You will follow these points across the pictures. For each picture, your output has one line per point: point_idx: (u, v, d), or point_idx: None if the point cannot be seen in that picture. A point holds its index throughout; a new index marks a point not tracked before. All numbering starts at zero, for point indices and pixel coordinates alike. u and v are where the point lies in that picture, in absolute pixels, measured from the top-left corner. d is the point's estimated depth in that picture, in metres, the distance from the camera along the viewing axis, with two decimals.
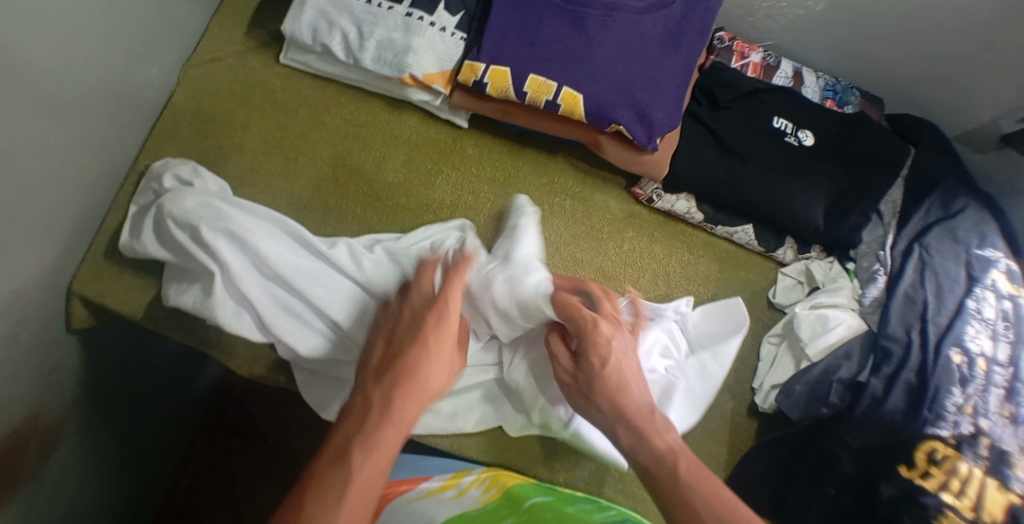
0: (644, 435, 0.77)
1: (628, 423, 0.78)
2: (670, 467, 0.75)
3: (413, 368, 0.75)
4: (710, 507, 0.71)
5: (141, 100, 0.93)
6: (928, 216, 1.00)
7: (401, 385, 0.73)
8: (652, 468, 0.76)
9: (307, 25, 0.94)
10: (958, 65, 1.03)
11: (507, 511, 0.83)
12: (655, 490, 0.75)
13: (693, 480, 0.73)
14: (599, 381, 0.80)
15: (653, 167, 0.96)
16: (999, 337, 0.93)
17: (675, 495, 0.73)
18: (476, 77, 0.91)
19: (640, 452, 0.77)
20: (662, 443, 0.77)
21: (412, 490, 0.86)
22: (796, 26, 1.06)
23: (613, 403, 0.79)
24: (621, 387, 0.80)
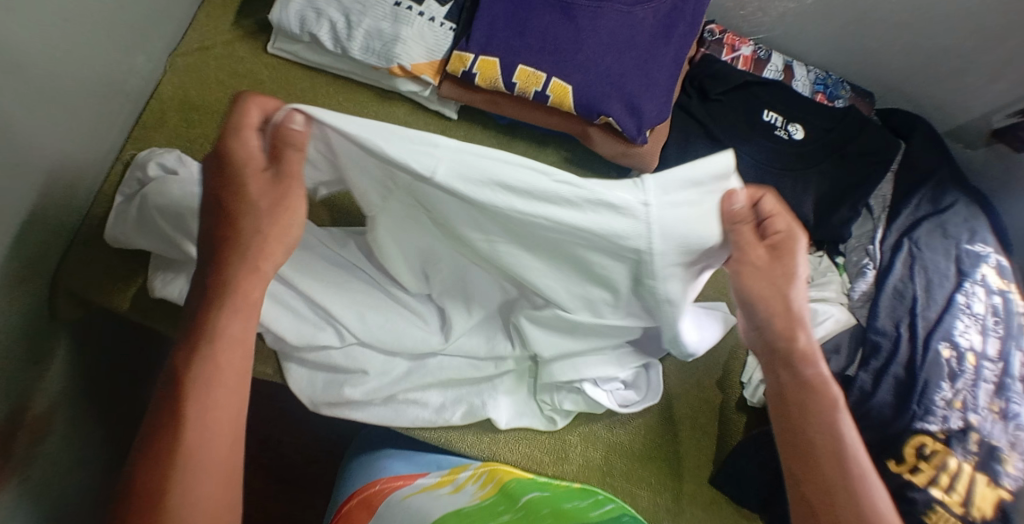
0: (807, 355, 0.75)
1: (803, 330, 0.75)
2: (821, 397, 0.74)
3: (235, 226, 0.68)
4: (850, 445, 0.73)
5: (128, 90, 0.92)
6: (918, 212, 0.99)
7: (234, 252, 0.68)
8: (808, 387, 0.74)
9: (295, 14, 0.93)
10: (948, 59, 1.03)
11: (503, 507, 0.84)
12: (794, 410, 0.74)
13: (827, 410, 0.74)
14: (783, 287, 0.74)
15: (642, 160, 0.96)
16: (988, 333, 0.92)
17: (812, 421, 0.74)
18: (465, 67, 0.90)
19: (805, 368, 0.75)
20: (821, 370, 0.75)
21: (408, 486, 0.87)
22: (786, 19, 1.06)
23: (779, 312, 0.74)
24: (789, 298, 0.74)
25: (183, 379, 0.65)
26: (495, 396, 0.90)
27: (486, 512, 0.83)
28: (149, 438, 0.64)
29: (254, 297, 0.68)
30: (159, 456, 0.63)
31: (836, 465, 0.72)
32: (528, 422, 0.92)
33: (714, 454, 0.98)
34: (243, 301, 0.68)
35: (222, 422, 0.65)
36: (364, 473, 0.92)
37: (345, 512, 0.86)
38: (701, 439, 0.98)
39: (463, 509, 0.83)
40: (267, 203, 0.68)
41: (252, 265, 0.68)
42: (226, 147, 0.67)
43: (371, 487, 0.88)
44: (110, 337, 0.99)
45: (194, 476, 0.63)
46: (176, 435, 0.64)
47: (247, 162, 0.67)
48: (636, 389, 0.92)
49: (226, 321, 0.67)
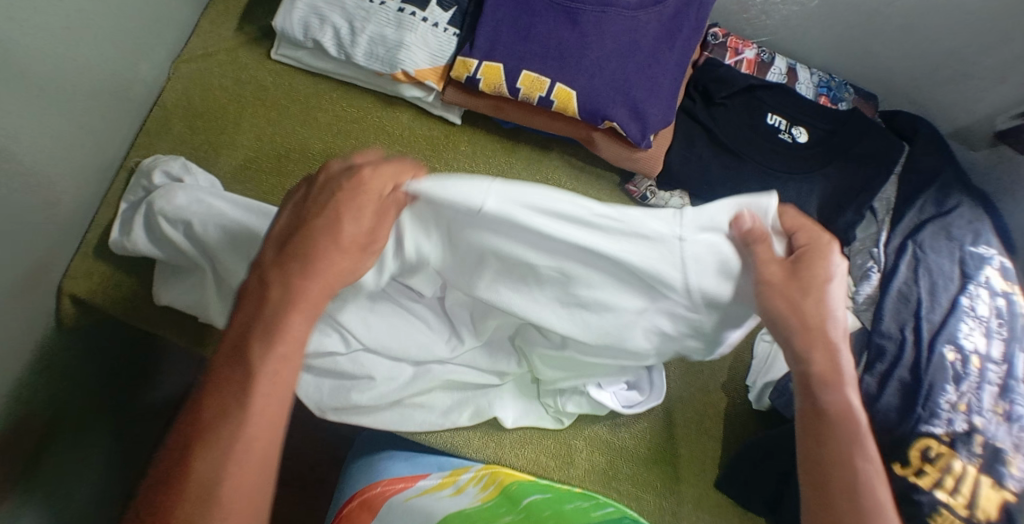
0: (838, 381, 0.72)
1: (828, 352, 0.72)
2: (846, 425, 0.71)
3: (308, 250, 0.67)
4: (871, 482, 0.68)
5: (131, 97, 0.92)
6: (922, 214, 1.00)
7: (289, 268, 0.66)
8: (833, 414, 0.71)
9: (299, 21, 0.93)
10: (951, 60, 1.03)
11: (504, 509, 0.83)
12: (810, 436, 0.71)
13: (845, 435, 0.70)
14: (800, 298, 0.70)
15: (647, 164, 0.96)
16: (992, 335, 0.92)
17: (833, 450, 0.70)
18: (468, 73, 0.90)
19: (825, 394, 0.72)
20: (846, 399, 0.72)
21: (409, 488, 0.86)
22: (789, 22, 1.06)
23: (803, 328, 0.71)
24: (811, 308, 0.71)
25: (235, 372, 0.64)
26: (500, 397, 0.91)
27: (488, 513, 0.81)
28: (208, 410, 0.64)
29: (321, 306, 0.67)
30: (206, 433, 0.62)
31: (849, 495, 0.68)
32: (534, 421, 0.93)
33: (719, 457, 0.98)
34: (305, 302, 0.66)
35: (272, 415, 0.64)
36: (365, 475, 0.92)
37: (345, 515, 0.86)
38: (706, 442, 0.98)
39: (464, 511, 0.81)
40: (355, 235, 0.68)
41: (314, 276, 0.66)
42: (342, 178, 0.68)
43: (372, 489, 0.87)
44: (114, 344, 0.98)
45: (231, 459, 0.62)
46: (230, 424, 0.63)
47: (353, 202, 0.67)
48: (640, 389, 0.94)
49: (278, 332, 0.65)
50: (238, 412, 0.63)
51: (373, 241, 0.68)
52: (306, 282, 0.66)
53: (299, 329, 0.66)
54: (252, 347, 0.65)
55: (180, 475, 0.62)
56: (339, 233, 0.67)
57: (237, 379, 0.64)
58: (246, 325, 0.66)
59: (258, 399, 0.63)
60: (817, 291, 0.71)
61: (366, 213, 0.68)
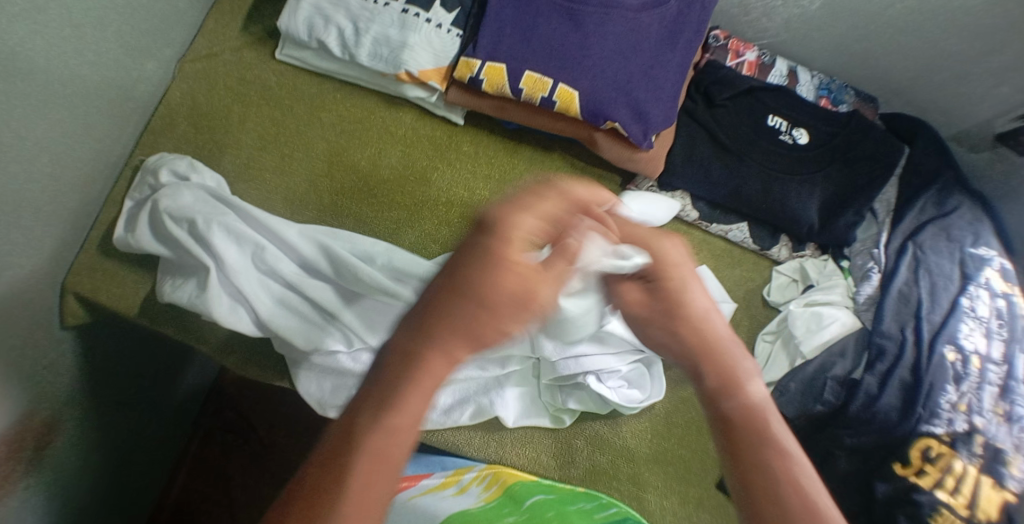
0: (733, 382, 0.66)
1: (715, 362, 0.67)
2: (749, 431, 0.63)
3: (455, 300, 0.61)
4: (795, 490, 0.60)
5: (137, 96, 0.93)
6: (923, 214, 1.00)
7: (431, 324, 0.61)
8: (737, 421, 0.64)
9: (304, 21, 0.94)
10: (951, 63, 1.03)
11: (509, 509, 0.83)
12: (731, 447, 0.63)
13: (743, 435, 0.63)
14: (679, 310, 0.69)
15: (648, 165, 0.97)
16: (992, 336, 0.93)
17: (750, 456, 0.62)
18: (472, 73, 0.91)
19: (730, 398, 0.65)
20: (748, 399, 0.65)
21: (414, 486, 0.86)
22: (790, 25, 1.07)
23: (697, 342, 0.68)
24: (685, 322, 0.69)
25: (360, 414, 0.59)
26: (502, 396, 0.91)
27: (491, 514, 0.82)
28: (326, 448, 0.59)
29: (443, 376, 0.61)
30: (328, 483, 0.57)
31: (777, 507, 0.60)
32: (535, 421, 0.93)
33: (720, 457, 0.98)
34: (432, 362, 0.60)
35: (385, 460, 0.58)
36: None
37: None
38: (707, 442, 0.98)
39: (467, 510, 0.82)
40: (512, 284, 0.61)
41: (444, 331, 0.61)
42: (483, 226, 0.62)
43: None
44: (117, 343, 0.99)
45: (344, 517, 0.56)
46: (332, 513, 0.56)
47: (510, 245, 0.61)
48: (640, 387, 0.94)
49: (409, 378, 0.60)
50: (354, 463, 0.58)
51: (522, 287, 0.61)
52: (440, 325, 0.61)
53: (430, 380, 0.60)
54: (374, 389, 0.60)
55: (292, 517, 0.57)
56: (467, 285, 0.61)
57: (361, 428, 0.59)
58: (385, 360, 0.61)
59: (372, 446, 0.58)
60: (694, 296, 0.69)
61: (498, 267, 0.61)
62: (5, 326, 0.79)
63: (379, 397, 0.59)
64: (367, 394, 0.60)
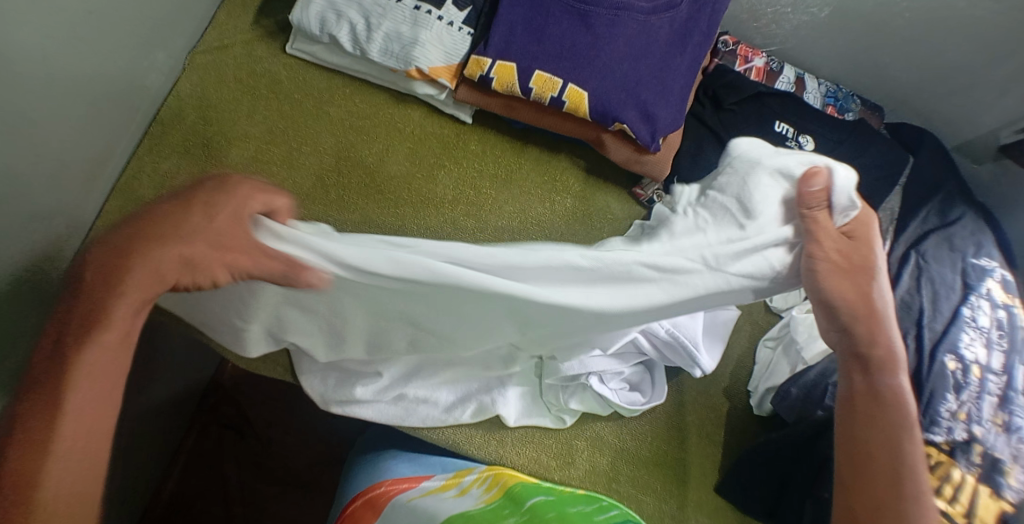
0: (885, 363, 0.75)
1: (885, 334, 0.74)
2: (889, 408, 0.74)
3: (146, 239, 0.63)
4: (913, 463, 0.73)
5: (145, 85, 0.93)
6: (926, 223, 1.01)
7: (125, 251, 0.63)
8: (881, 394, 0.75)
9: (316, 15, 0.94)
10: (956, 75, 1.04)
11: (510, 510, 0.83)
12: (862, 416, 0.75)
13: (871, 411, 0.75)
14: (857, 284, 0.72)
15: (655, 168, 0.97)
16: (993, 346, 0.93)
17: (877, 430, 0.74)
18: (482, 72, 0.92)
19: (881, 377, 0.75)
20: (898, 381, 0.75)
21: (413, 488, 0.86)
22: (799, 32, 1.07)
23: (868, 314, 0.73)
24: (858, 293, 0.73)
25: (68, 321, 0.64)
26: (503, 395, 0.90)
27: (490, 515, 0.81)
28: (44, 349, 0.64)
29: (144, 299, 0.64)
30: (45, 394, 0.62)
31: (872, 475, 0.73)
32: (536, 420, 0.93)
33: (720, 462, 0.98)
34: (132, 287, 0.64)
35: (106, 371, 0.64)
36: (368, 472, 0.92)
37: (351, 512, 0.86)
38: (707, 446, 0.98)
39: (468, 511, 0.82)
40: (195, 237, 0.64)
41: (148, 254, 0.63)
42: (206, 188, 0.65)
43: (377, 489, 0.87)
44: None
45: (78, 424, 0.63)
46: (39, 423, 0.62)
47: (231, 227, 0.64)
48: (642, 390, 0.94)
49: (116, 293, 0.64)
50: (72, 374, 0.63)
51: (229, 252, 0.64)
52: (131, 273, 0.63)
53: (125, 310, 0.64)
54: (105, 313, 0.64)
55: (28, 413, 0.62)
56: (177, 233, 0.64)
57: (73, 343, 0.63)
58: (99, 297, 0.64)
59: (89, 363, 0.63)
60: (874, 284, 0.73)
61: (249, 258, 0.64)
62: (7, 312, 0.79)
63: (82, 324, 0.64)
64: (72, 313, 0.64)
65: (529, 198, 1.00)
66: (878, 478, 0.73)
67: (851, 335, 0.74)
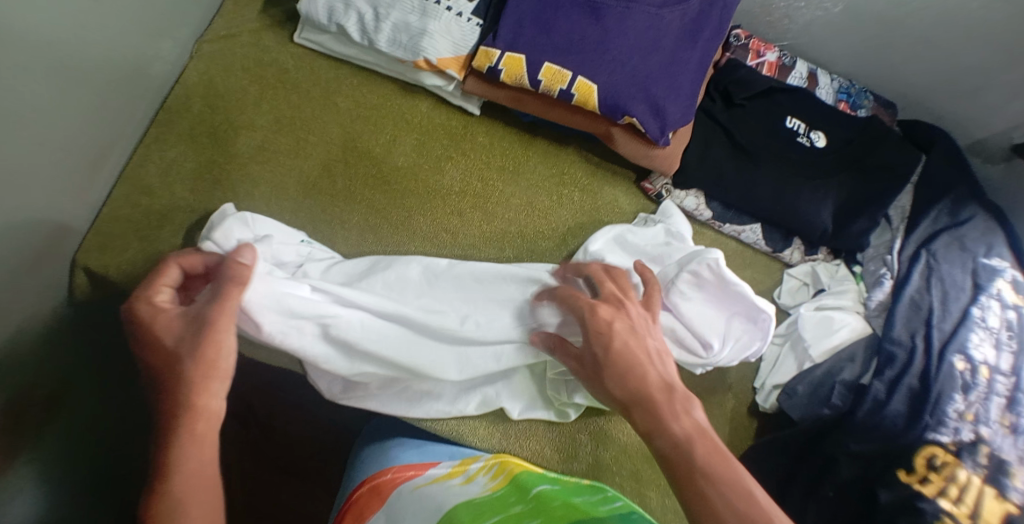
0: (658, 420, 0.72)
1: (659, 395, 0.73)
2: (685, 460, 0.69)
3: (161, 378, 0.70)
4: (725, 497, 0.66)
5: (154, 73, 0.93)
6: (936, 223, 1.00)
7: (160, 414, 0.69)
8: (670, 451, 0.70)
9: (324, 6, 0.93)
10: (970, 73, 1.03)
11: (515, 499, 0.80)
12: (671, 476, 0.70)
13: (710, 465, 0.68)
14: (609, 363, 0.76)
15: (663, 162, 0.96)
16: (1002, 347, 0.92)
17: (695, 485, 0.68)
18: (491, 63, 0.91)
19: (659, 435, 0.71)
20: (679, 430, 0.71)
21: (419, 476, 0.84)
22: (812, 26, 1.06)
23: (624, 385, 0.74)
24: (631, 368, 0.75)
25: None
26: (508, 388, 0.91)
27: (495, 504, 0.79)
28: None
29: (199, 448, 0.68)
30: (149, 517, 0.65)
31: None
32: (538, 415, 0.92)
33: None
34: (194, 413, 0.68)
35: (203, 483, 0.67)
36: (376, 460, 0.90)
37: (354, 499, 0.85)
38: None
39: (473, 500, 0.79)
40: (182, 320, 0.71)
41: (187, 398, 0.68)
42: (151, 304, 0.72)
43: (383, 475, 0.85)
44: None
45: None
46: None
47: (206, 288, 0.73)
48: None
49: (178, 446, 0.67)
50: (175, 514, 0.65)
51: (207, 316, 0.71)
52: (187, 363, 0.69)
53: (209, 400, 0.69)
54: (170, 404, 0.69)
55: None
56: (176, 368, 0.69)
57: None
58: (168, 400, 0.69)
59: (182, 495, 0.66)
60: (628, 359, 0.75)
61: (223, 316, 0.71)
62: (9, 299, 0.78)
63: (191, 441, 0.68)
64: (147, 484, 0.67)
65: (538, 191, 1.00)
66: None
67: (628, 406, 0.74)
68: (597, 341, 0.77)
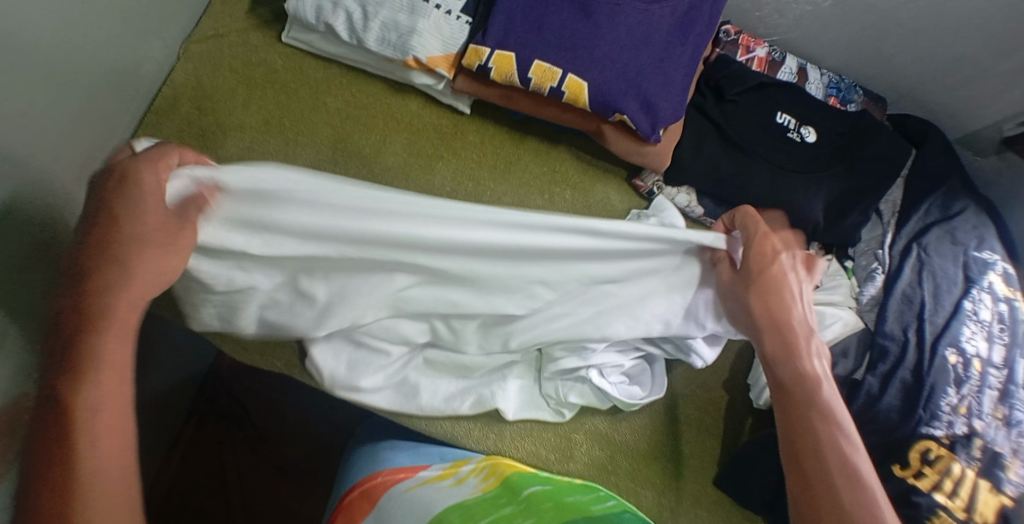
0: (793, 351, 0.75)
1: (796, 330, 0.76)
2: (803, 394, 0.74)
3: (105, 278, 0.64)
4: (832, 436, 0.72)
5: (141, 74, 0.92)
6: (927, 217, 1.00)
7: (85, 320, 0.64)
8: (790, 383, 0.75)
9: (312, 4, 0.93)
10: (959, 67, 1.03)
11: (506, 500, 0.82)
12: (781, 407, 0.75)
13: (821, 406, 0.74)
14: (763, 288, 0.75)
15: (655, 159, 0.96)
16: (994, 340, 0.93)
17: (808, 420, 0.73)
18: (480, 61, 0.90)
19: (781, 365, 0.75)
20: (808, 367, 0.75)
21: (410, 478, 0.84)
22: (801, 21, 1.06)
23: (769, 314, 0.76)
24: (778, 300, 0.76)
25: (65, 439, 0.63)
26: (503, 387, 0.90)
27: (488, 505, 0.81)
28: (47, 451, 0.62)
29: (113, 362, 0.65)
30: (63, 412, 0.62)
31: (815, 464, 0.71)
32: (533, 414, 0.92)
33: (720, 455, 0.97)
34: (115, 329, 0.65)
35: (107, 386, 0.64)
36: (367, 465, 0.88)
37: (345, 505, 0.83)
38: (707, 440, 0.98)
39: (465, 501, 0.80)
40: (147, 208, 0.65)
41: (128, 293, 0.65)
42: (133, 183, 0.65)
43: (373, 478, 0.84)
44: None
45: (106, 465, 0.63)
46: None
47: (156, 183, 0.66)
48: (640, 384, 0.93)
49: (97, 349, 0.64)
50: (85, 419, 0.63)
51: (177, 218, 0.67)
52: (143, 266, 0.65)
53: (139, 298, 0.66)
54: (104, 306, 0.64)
55: None
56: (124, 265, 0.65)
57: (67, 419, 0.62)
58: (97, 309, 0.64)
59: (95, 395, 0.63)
60: (779, 287, 0.76)
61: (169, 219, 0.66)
62: None
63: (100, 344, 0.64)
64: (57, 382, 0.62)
65: (529, 190, 0.99)
66: (817, 464, 0.71)
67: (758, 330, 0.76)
68: (760, 264, 0.75)
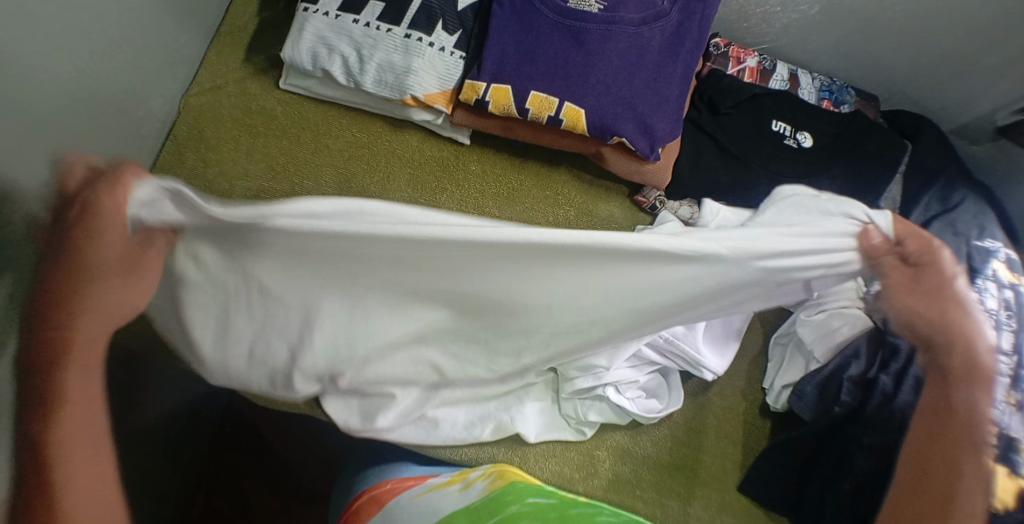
0: (973, 378, 0.73)
1: (965, 347, 0.73)
2: (953, 419, 0.73)
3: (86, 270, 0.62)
4: (969, 459, 0.72)
5: (143, 132, 0.93)
6: (928, 211, 1.01)
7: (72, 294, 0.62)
8: (958, 406, 0.73)
9: (308, 51, 0.95)
10: (950, 61, 1.05)
11: (513, 498, 0.81)
12: (928, 422, 0.75)
13: (968, 433, 0.72)
14: (926, 279, 0.72)
15: (655, 177, 0.98)
16: (1003, 327, 0.91)
17: (942, 440, 0.73)
18: (478, 96, 0.92)
19: (959, 390, 0.73)
20: (975, 398, 0.72)
21: (417, 485, 0.85)
22: (789, 27, 1.08)
23: (942, 319, 0.73)
24: (948, 305, 0.73)
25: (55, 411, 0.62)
26: (521, 412, 0.92)
27: (495, 502, 0.79)
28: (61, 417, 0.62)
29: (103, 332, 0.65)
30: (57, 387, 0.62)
31: (924, 465, 0.74)
32: (556, 436, 0.94)
33: (740, 460, 0.99)
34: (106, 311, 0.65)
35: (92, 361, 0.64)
36: (375, 471, 0.90)
37: (354, 510, 0.85)
38: (726, 447, 0.99)
39: (469, 505, 0.79)
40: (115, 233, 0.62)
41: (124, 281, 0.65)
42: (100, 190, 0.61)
43: (381, 485, 0.86)
44: None
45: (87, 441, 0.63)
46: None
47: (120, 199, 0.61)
48: (659, 397, 0.95)
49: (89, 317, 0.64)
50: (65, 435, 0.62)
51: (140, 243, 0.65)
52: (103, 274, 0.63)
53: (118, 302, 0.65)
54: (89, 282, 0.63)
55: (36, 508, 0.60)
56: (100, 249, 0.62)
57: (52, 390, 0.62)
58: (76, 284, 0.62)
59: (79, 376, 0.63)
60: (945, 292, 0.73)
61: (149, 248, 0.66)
62: None
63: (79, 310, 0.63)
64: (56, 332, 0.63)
65: (534, 215, 1.01)
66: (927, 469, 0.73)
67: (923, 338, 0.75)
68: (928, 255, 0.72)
